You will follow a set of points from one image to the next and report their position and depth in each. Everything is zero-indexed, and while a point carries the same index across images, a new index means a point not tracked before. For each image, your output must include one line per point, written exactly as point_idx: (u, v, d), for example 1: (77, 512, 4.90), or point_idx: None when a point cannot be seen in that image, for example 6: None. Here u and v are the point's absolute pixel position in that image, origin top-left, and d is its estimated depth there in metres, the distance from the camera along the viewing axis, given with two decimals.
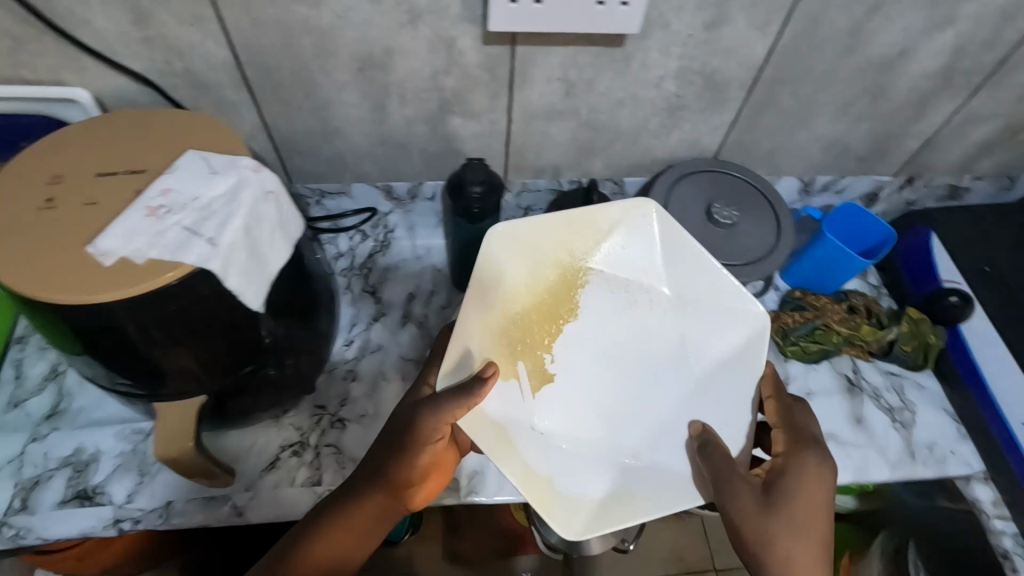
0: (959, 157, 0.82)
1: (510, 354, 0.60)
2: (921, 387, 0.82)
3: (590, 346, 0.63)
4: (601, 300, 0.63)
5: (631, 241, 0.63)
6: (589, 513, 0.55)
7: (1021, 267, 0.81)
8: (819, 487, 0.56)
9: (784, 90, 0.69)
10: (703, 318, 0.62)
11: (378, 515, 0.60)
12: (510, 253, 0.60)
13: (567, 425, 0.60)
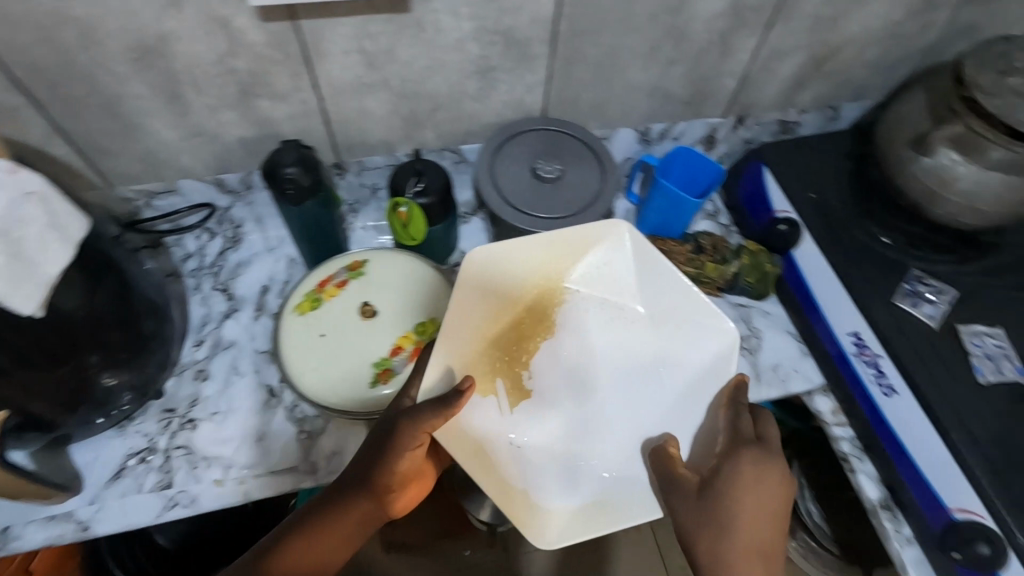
0: (778, 92, 0.86)
1: (489, 372, 0.64)
2: (767, 314, 0.87)
3: (569, 360, 0.67)
4: (585, 314, 0.68)
5: (607, 265, 0.68)
6: (563, 522, 0.61)
7: (844, 190, 0.85)
8: (762, 492, 0.59)
9: (586, 42, 0.71)
10: (685, 330, 0.66)
11: (357, 520, 0.62)
12: (490, 277, 0.64)
13: (543, 439, 0.65)
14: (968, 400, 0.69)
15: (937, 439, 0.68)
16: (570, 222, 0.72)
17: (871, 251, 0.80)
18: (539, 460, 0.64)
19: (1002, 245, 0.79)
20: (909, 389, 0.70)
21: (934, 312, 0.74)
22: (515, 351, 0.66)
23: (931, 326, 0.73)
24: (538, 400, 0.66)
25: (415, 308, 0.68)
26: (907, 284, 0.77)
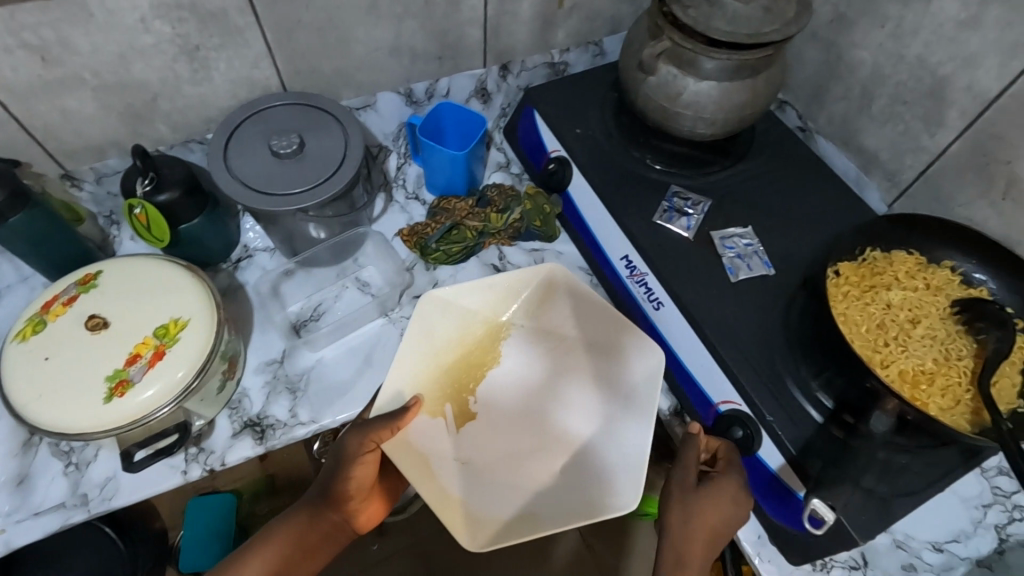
0: (526, 35, 0.88)
1: (437, 396, 0.69)
2: (559, 254, 0.88)
3: (510, 385, 0.72)
4: (527, 348, 0.73)
5: (545, 304, 0.74)
6: (493, 532, 0.62)
7: (610, 120, 0.87)
8: (738, 492, 0.61)
9: (287, 5, 0.71)
10: (614, 358, 0.69)
11: (322, 542, 0.67)
12: (443, 313, 0.72)
13: (487, 458, 0.67)
14: (723, 300, 0.73)
15: (697, 341, 0.71)
16: (308, 196, 0.69)
17: (636, 174, 0.82)
18: (479, 476, 0.66)
19: (748, 154, 0.85)
20: (672, 300, 0.73)
21: (690, 224, 0.78)
22: (462, 378, 0.71)
23: (687, 237, 0.77)
24: (483, 422, 0.70)
25: (158, 312, 0.65)
26: (667, 202, 0.80)
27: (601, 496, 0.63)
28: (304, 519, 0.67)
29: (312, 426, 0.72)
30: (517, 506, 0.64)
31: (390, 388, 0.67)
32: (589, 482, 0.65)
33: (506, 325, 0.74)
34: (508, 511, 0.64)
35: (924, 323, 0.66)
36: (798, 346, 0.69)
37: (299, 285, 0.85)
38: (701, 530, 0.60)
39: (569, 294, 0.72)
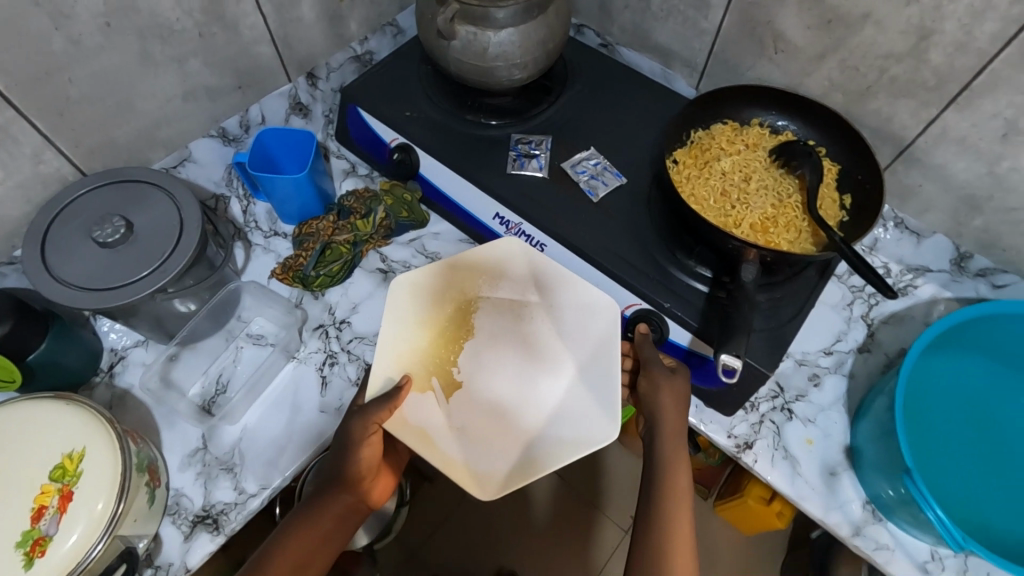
0: (320, 37, 0.87)
1: (426, 374, 0.70)
2: (437, 235, 0.89)
3: (491, 345, 0.73)
4: (494, 319, 0.74)
5: (502, 276, 0.76)
6: (499, 483, 0.64)
7: (432, 93, 0.88)
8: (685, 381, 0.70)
9: (49, 82, 0.64)
10: (572, 316, 0.73)
11: (339, 526, 0.67)
12: (413, 295, 0.74)
13: (482, 420, 0.69)
14: (592, 220, 0.78)
15: (584, 264, 0.78)
16: (158, 276, 0.64)
17: (476, 135, 0.85)
18: (479, 437, 0.67)
19: (567, 81, 0.90)
20: (550, 239, 0.79)
21: (541, 163, 0.82)
22: (444, 351, 0.72)
23: (543, 175, 0.82)
24: (472, 390, 0.70)
25: (47, 453, 0.59)
26: (513, 151, 0.83)
27: (583, 436, 0.66)
28: (321, 506, 0.67)
29: (265, 492, 0.70)
30: (517, 454, 0.66)
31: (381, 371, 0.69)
32: (570, 427, 0.67)
33: (477, 299, 0.75)
34: (510, 461, 0.66)
35: (754, 178, 0.76)
36: (667, 235, 0.77)
37: (188, 365, 0.78)
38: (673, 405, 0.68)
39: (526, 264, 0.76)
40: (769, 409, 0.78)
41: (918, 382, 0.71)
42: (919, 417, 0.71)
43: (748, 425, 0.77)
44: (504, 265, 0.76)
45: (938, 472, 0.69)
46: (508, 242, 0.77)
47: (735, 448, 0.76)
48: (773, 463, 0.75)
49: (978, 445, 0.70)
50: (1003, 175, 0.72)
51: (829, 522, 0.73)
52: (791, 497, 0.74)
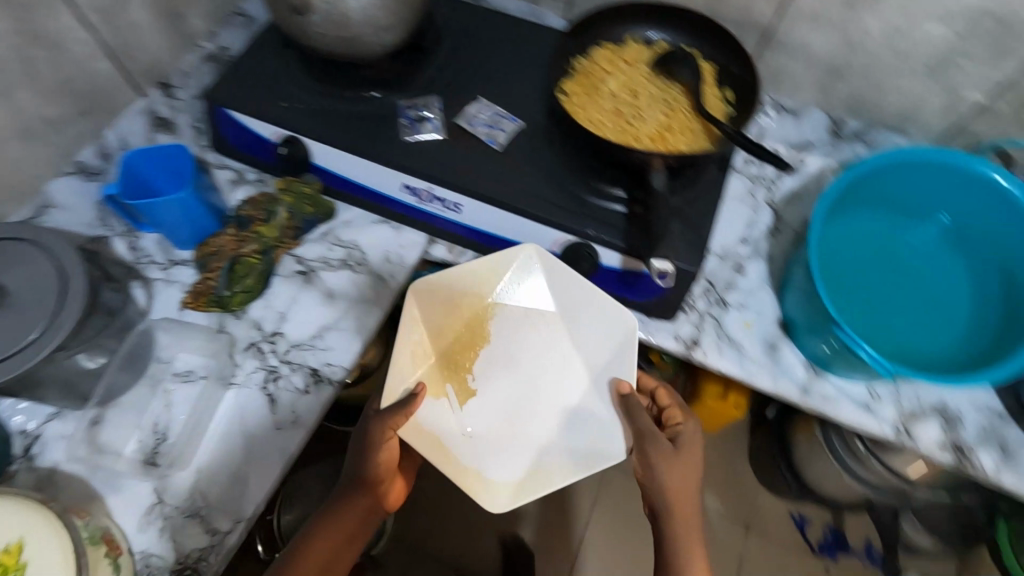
0: (162, 39, 0.81)
1: (440, 380, 0.74)
2: (349, 222, 0.86)
3: (504, 348, 0.77)
4: (512, 325, 0.77)
5: (519, 285, 0.77)
6: (509, 488, 0.71)
7: (303, 80, 0.83)
8: (692, 449, 0.74)
9: None
10: (587, 321, 0.76)
11: (361, 526, 0.73)
12: (433, 299, 0.74)
13: (492, 424, 0.74)
14: (502, 170, 0.78)
15: (505, 213, 0.77)
16: (53, 334, 0.58)
17: (362, 112, 0.81)
18: (491, 443, 0.73)
19: (442, 36, 0.88)
20: (466, 197, 0.77)
21: (436, 124, 0.80)
22: (457, 356, 0.75)
23: (441, 137, 0.80)
24: (486, 397, 0.75)
25: None
26: (404, 118, 0.81)
27: (598, 448, 0.72)
28: (342, 506, 0.72)
29: (241, 525, 0.67)
30: (530, 463, 0.72)
31: (399, 377, 0.71)
32: (586, 439, 0.73)
33: (493, 304, 0.77)
34: (522, 470, 0.72)
35: (643, 93, 0.78)
36: (577, 166, 0.78)
37: (116, 424, 0.71)
38: (683, 479, 0.72)
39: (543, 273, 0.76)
40: (705, 305, 0.83)
41: (826, 245, 0.78)
42: (837, 274, 0.77)
43: (690, 323, 0.82)
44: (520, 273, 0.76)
45: (866, 317, 0.74)
46: (523, 249, 0.75)
47: (685, 348, 0.80)
48: (721, 351, 0.80)
49: (893, 286, 0.77)
50: (857, 42, 0.80)
51: (780, 389, 0.79)
52: (742, 378, 0.79)
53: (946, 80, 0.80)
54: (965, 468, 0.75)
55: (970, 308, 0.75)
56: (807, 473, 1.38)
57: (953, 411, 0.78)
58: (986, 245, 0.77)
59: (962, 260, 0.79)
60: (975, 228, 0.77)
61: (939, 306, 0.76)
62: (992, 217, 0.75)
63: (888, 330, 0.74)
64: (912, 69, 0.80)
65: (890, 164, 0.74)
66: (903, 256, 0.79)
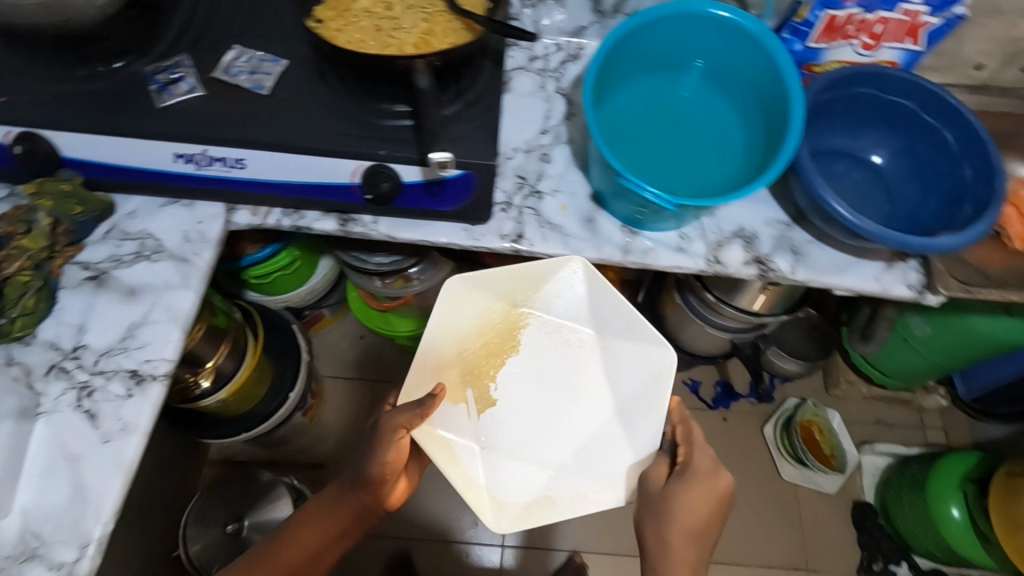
0: None
1: (460, 385, 0.83)
2: (133, 214, 0.79)
3: (529, 365, 0.85)
4: (540, 338, 0.85)
5: (552, 306, 0.85)
6: (513, 512, 0.79)
7: (23, 68, 0.73)
8: (703, 499, 0.77)
9: None
10: (618, 348, 0.85)
11: (355, 519, 0.86)
12: (459, 306, 0.83)
13: (505, 438, 0.82)
14: (276, 113, 0.74)
15: (291, 156, 0.74)
16: None
17: (102, 88, 0.73)
18: (504, 464, 0.81)
19: None
20: (245, 150, 0.73)
21: (190, 82, 0.74)
22: (481, 364, 0.84)
23: (200, 94, 0.74)
24: (498, 415, 0.83)
25: None
26: (153, 83, 0.74)
27: (605, 488, 0.80)
28: (341, 495, 0.86)
29: (90, 549, 0.62)
30: (541, 488, 0.81)
31: (421, 379, 0.82)
32: (598, 474, 0.80)
33: (524, 313, 0.86)
34: (531, 494, 0.80)
35: (397, 4, 0.77)
36: (353, 92, 0.76)
37: None
38: (679, 534, 0.77)
39: (585, 286, 0.84)
40: (521, 199, 0.86)
41: (605, 119, 0.83)
42: (621, 145, 0.82)
43: (511, 220, 0.85)
44: (556, 284, 0.84)
45: (652, 174, 0.81)
46: (569, 262, 0.83)
47: (511, 244, 0.84)
48: (545, 237, 0.84)
49: (670, 139, 0.84)
50: None
51: (605, 256, 0.84)
52: (570, 256, 0.84)
53: None
54: (770, 275, 0.86)
55: (735, 140, 0.84)
56: (682, 338, 1.54)
57: (751, 232, 0.88)
58: (735, 81, 0.85)
59: (721, 102, 0.87)
60: (722, 69, 0.85)
61: (711, 145, 0.84)
62: (730, 55, 0.83)
63: (673, 179, 0.81)
64: None
65: (633, 33, 0.79)
66: (673, 112, 0.86)
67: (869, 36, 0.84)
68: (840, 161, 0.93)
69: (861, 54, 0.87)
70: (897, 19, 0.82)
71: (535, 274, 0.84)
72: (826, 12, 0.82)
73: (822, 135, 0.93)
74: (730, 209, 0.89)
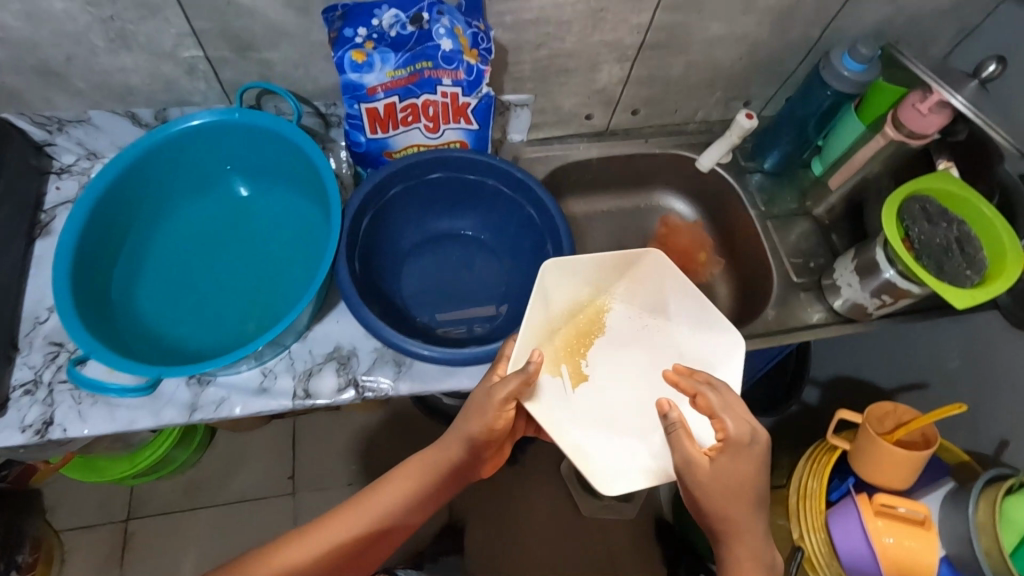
0: None
1: (556, 359, 0.72)
2: None
3: (616, 348, 0.75)
4: (626, 323, 0.75)
5: (638, 289, 0.75)
6: (620, 480, 0.67)
7: None
8: (743, 466, 0.61)
9: None
10: (701, 339, 0.72)
11: (447, 480, 0.72)
12: (559, 285, 0.72)
13: (599, 410, 0.71)
14: None
15: None
16: None
17: None
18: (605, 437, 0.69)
19: None
20: None
21: None
22: (575, 346, 0.73)
23: None
24: (591, 393, 0.72)
25: None
26: None
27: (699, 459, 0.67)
28: (425, 453, 0.72)
29: None
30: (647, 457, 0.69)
31: (524, 348, 0.69)
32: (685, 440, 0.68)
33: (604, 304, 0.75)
34: (640, 461, 0.68)
35: None
36: None
37: None
38: (739, 492, 0.61)
39: (660, 279, 0.73)
40: (55, 375, 0.72)
41: (136, 262, 0.72)
42: (166, 294, 0.71)
43: (37, 406, 0.70)
44: (636, 277, 0.74)
45: (211, 322, 0.71)
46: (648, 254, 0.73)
47: (38, 435, 0.69)
48: (82, 416, 0.70)
49: (229, 272, 0.74)
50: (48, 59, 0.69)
51: (165, 421, 0.72)
52: (122, 429, 0.71)
53: (175, 62, 0.72)
54: (370, 397, 0.77)
55: (301, 247, 0.75)
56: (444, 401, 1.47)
57: (348, 350, 0.78)
58: (283, 181, 0.77)
59: (280, 207, 0.77)
60: (268, 173, 0.77)
61: (278, 263, 0.74)
62: (267, 156, 0.75)
63: (238, 318, 0.71)
64: (134, 63, 0.71)
65: (126, 170, 0.68)
66: (230, 235, 0.75)
67: (426, 118, 0.78)
68: (445, 244, 0.86)
69: (430, 137, 0.80)
70: (439, 101, 0.76)
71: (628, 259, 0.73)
72: (362, 106, 0.74)
73: (420, 220, 0.85)
74: (322, 327, 0.79)
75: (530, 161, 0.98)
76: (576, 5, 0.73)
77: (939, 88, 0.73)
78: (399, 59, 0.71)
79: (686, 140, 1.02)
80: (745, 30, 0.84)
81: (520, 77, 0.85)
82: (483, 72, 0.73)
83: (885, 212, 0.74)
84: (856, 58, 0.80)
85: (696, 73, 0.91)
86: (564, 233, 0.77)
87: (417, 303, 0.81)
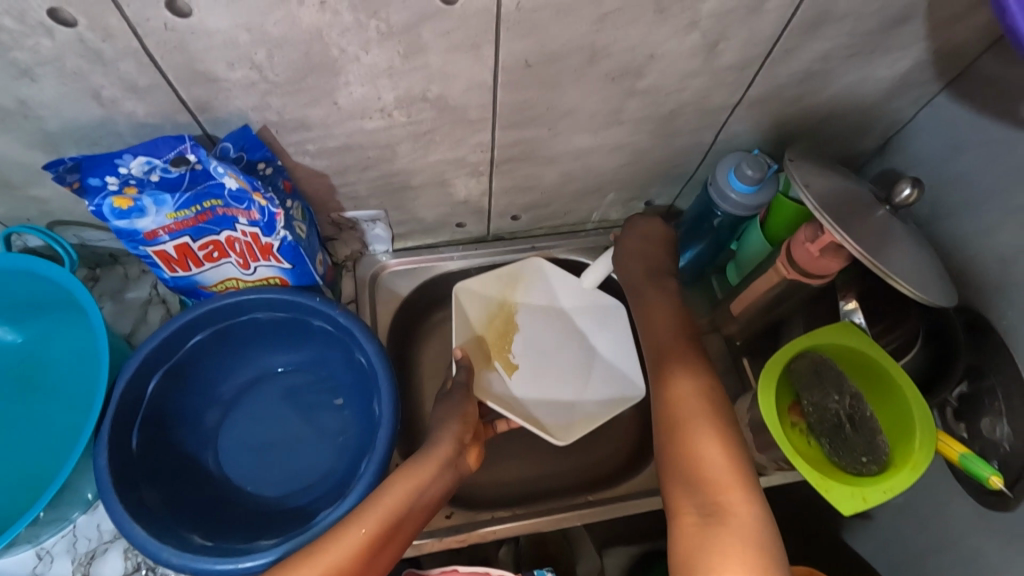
0: None
1: (488, 359, 0.81)
2: None
3: (530, 343, 0.83)
4: (535, 320, 0.85)
5: (540, 289, 0.86)
6: (565, 427, 0.78)
7: None
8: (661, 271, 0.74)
9: None
10: (586, 317, 0.86)
11: (442, 480, 0.62)
12: (473, 303, 0.83)
13: (537, 389, 0.81)
14: None
15: None
16: None
17: None
18: (544, 404, 0.80)
19: None
20: None
21: None
22: (501, 342, 0.83)
23: None
24: (530, 375, 0.81)
25: None
26: None
27: (616, 397, 0.81)
28: (428, 452, 0.64)
29: None
30: (584, 406, 0.80)
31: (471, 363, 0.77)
32: (601, 393, 0.81)
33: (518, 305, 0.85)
34: (580, 411, 0.79)
35: None
36: None
37: None
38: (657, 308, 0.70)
39: (552, 276, 0.86)
40: None
41: None
42: None
43: None
44: (537, 280, 0.86)
45: None
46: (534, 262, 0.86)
47: None
48: None
49: None
50: None
51: None
52: None
53: None
54: None
55: (80, 409, 0.65)
56: None
57: None
58: (67, 330, 0.68)
59: (63, 359, 0.67)
60: (55, 321, 0.67)
61: (48, 431, 0.65)
62: (50, 304, 0.66)
63: None
64: None
65: None
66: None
67: (235, 254, 0.67)
68: (272, 388, 0.74)
69: (246, 272, 0.69)
70: (241, 239, 0.64)
71: (522, 272, 0.86)
72: (147, 249, 0.63)
73: (241, 359, 0.73)
74: None
75: (394, 274, 0.86)
76: (391, 130, 0.62)
77: (829, 228, 0.60)
78: (177, 201, 0.59)
79: (582, 243, 0.90)
80: (617, 141, 0.71)
81: (359, 195, 0.73)
82: (278, 214, 0.61)
83: (765, 373, 0.61)
84: (743, 178, 0.68)
85: (575, 181, 0.79)
86: (387, 399, 0.65)
87: (236, 463, 0.70)
